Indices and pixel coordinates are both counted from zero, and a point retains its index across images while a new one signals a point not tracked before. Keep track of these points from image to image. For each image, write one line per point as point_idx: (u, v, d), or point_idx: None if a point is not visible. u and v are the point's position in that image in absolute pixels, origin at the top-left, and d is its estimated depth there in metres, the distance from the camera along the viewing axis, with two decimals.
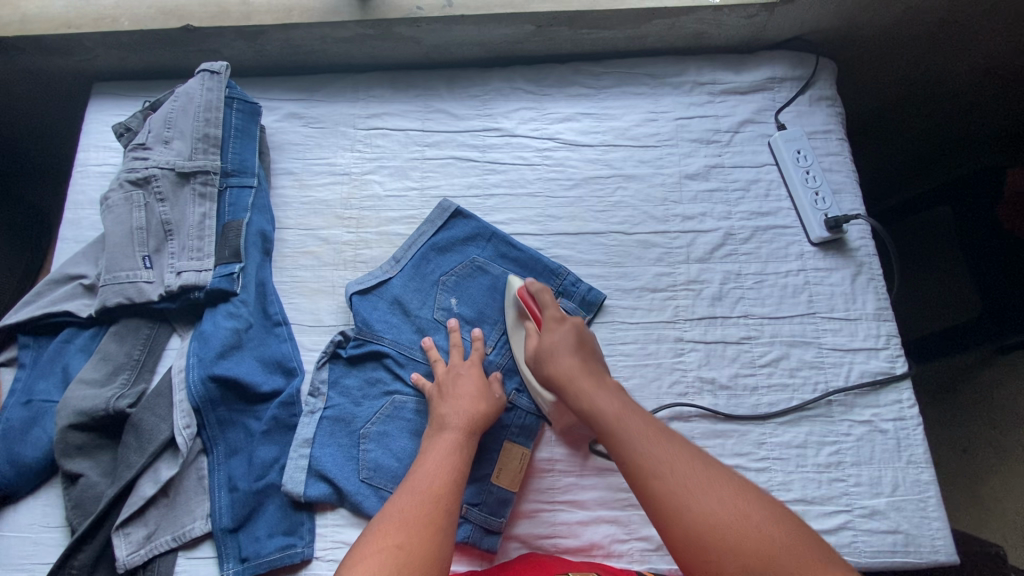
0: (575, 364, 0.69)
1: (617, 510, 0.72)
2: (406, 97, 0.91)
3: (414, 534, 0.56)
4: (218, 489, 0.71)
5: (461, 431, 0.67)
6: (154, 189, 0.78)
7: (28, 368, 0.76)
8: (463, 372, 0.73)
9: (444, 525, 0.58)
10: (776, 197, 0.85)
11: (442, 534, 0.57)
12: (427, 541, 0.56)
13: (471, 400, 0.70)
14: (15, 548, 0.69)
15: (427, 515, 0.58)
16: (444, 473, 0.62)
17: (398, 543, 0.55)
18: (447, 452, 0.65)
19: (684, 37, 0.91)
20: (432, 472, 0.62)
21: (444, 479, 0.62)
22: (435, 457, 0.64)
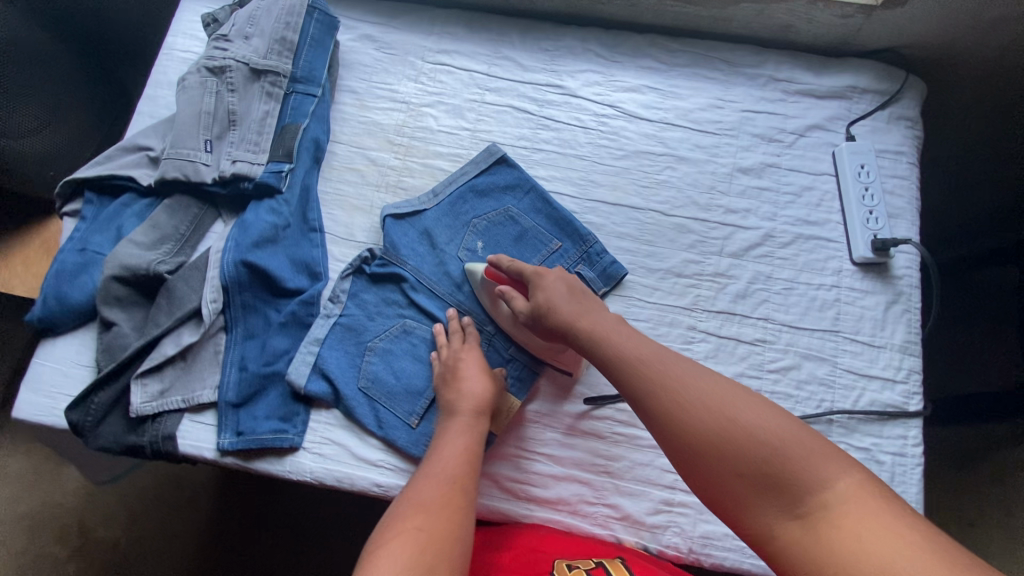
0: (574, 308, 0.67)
1: (590, 474, 0.73)
2: (477, 39, 0.92)
3: (438, 519, 0.56)
4: (229, 365, 0.76)
5: (470, 415, 0.68)
6: (228, 79, 0.82)
7: (88, 221, 0.83)
8: (467, 352, 0.74)
9: (462, 511, 0.58)
10: (827, 208, 0.82)
11: (462, 517, 0.58)
12: (447, 525, 0.56)
13: (477, 381, 0.71)
14: (50, 376, 0.77)
15: (448, 502, 0.58)
16: (461, 460, 0.63)
17: (419, 526, 0.55)
18: (459, 438, 0.66)
19: (770, 28, 0.88)
20: (448, 459, 0.63)
21: (460, 461, 0.63)
22: (449, 443, 0.65)
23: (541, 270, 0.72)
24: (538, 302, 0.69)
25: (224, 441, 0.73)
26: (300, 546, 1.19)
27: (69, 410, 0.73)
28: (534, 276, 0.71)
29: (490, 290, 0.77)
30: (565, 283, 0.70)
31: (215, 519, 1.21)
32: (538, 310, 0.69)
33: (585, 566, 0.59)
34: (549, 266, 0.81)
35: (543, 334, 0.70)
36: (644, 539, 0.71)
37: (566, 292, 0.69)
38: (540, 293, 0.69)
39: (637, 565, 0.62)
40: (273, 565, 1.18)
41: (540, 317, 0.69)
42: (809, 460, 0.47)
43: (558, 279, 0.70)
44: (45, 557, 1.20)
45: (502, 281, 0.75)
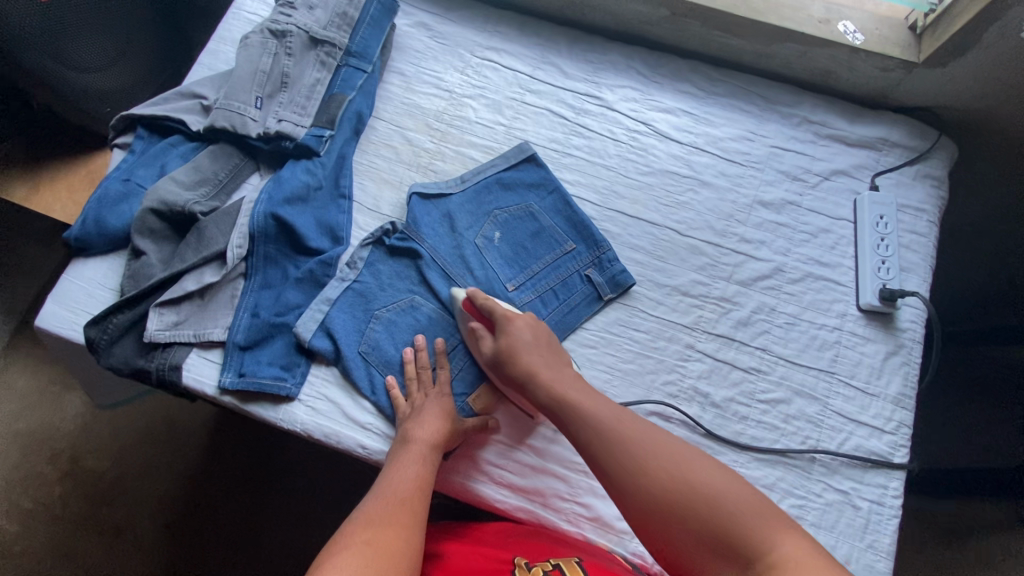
0: (540, 363, 0.69)
1: (568, 471, 0.75)
2: (527, 42, 0.96)
3: (385, 542, 0.58)
4: (243, 310, 0.80)
5: (427, 446, 0.69)
6: (287, 43, 0.86)
7: (136, 155, 0.87)
8: (435, 397, 0.74)
9: (410, 535, 0.60)
10: (841, 252, 0.83)
11: (410, 536, 0.60)
12: (394, 541, 0.58)
13: (439, 422, 0.71)
14: (77, 293, 0.81)
15: (398, 528, 0.60)
16: (415, 490, 0.65)
17: (367, 540, 0.58)
18: (414, 463, 0.68)
19: (811, 71, 0.90)
20: (401, 486, 0.65)
21: (412, 485, 0.66)
22: (404, 471, 0.67)
23: (510, 314, 0.73)
24: (501, 346, 0.72)
25: (226, 380, 0.77)
26: (278, 508, 1.22)
27: (88, 326, 0.77)
28: (502, 319, 0.73)
29: (464, 322, 0.78)
30: (531, 332, 0.72)
31: (199, 468, 1.25)
32: (500, 355, 0.72)
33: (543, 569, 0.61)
34: (560, 265, 0.83)
35: (503, 379, 0.73)
36: (608, 541, 0.72)
37: (531, 339, 0.72)
38: (505, 337, 0.72)
39: (595, 563, 0.64)
40: (248, 522, 1.21)
41: (502, 362, 0.71)
42: (756, 526, 0.51)
43: (530, 326, 0.73)
44: (32, 475, 1.24)
45: (475, 317, 0.76)
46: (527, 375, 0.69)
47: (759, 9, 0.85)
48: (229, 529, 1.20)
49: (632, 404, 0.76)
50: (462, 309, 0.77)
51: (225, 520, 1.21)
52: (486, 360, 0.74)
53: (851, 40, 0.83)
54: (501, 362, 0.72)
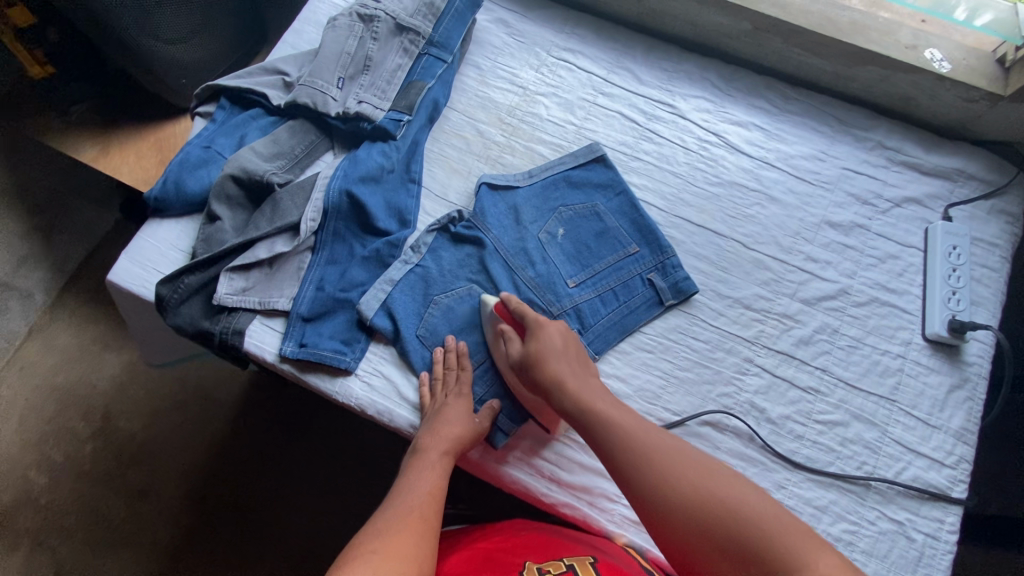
0: (568, 373, 0.68)
1: None
2: (604, 46, 0.97)
3: (400, 539, 0.56)
4: (309, 283, 0.81)
5: (439, 454, 0.69)
6: (373, 28, 0.89)
7: (217, 124, 0.90)
8: (457, 396, 0.74)
9: (424, 536, 0.58)
10: (909, 280, 0.82)
11: (424, 542, 0.57)
12: (407, 547, 0.55)
13: (457, 424, 0.71)
14: (150, 252, 0.84)
15: (411, 525, 0.58)
16: (428, 494, 0.64)
17: (376, 547, 0.55)
18: (428, 474, 0.67)
19: (889, 97, 0.89)
20: (413, 491, 0.64)
21: (426, 495, 0.64)
22: (417, 478, 0.66)
23: (543, 321, 0.73)
24: (531, 350, 0.70)
25: (287, 350, 0.78)
26: (302, 488, 1.22)
27: (161, 284, 0.79)
28: (533, 323, 0.72)
29: (493, 326, 0.78)
30: (562, 339, 0.72)
31: (228, 441, 1.26)
32: (527, 358, 0.70)
33: (554, 571, 0.60)
34: (622, 267, 0.83)
35: (529, 383, 0.71)
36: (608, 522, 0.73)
37: (561, 347, 0.71)
38: (535, 342, 0.71)
39: (609, 564, 0.64)
40: (271, 496, 1.22)
41: (530, 368, 0.70)
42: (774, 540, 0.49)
43: (560, 332, 0.72)
44: (65, 431, 1.27)
45: (506, 320, 0.76)
46: (552, 381, 0.68)
47: (844, 30, 0.84)
48: (252, 504, 1.21)
49: (686, 412, 0.76)
50: (495, 312, 0.77)
51: (248, 495, 1.22)
52: (513, 363, 0.72)
53: (937, 67, 0.82)
54: (528, 366, 0.70)
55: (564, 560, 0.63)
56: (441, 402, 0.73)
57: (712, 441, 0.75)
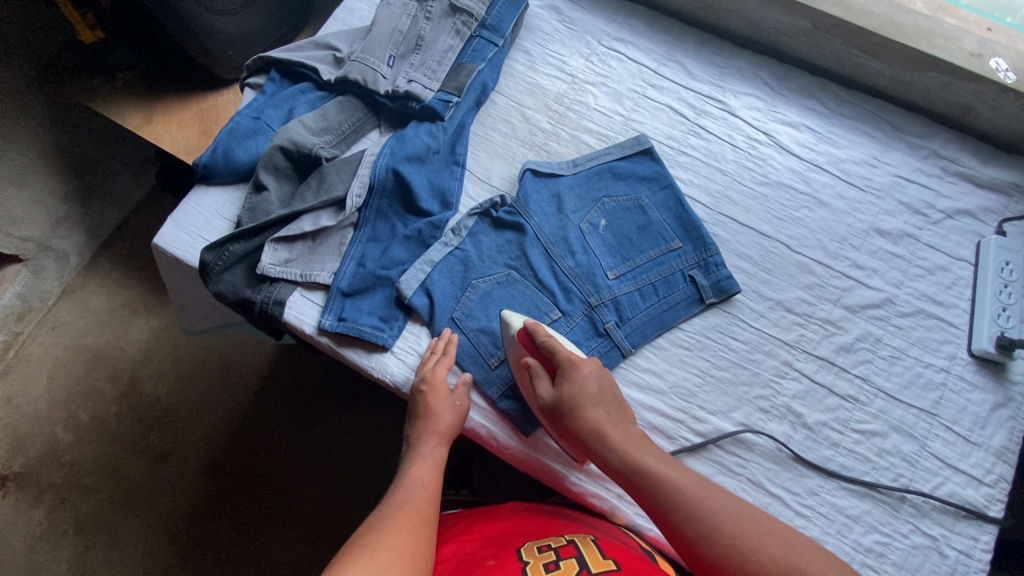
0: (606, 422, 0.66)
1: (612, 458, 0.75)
2: (655, 38, 0.96)
3: (392, 537, 0.57)
4: (351, 258, 0.82)
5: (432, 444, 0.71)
6: (427, 8, 0.88)
7: (267, 95, 0.91)
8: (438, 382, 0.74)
9: (419, 530, 0.59)
10: (957, 293, 0.80)
11: (419, 534, 0.58)
12: (402, 539, 0.57)
13: (443, 413, 0.72)
14: (195, 218, 0.85)
15: (405, 521, 0.59)
16: (423, 491, 0.65)
17: (368, 543, 0.56)
18: (422, 468, 0.68)
19: (949, 105, 0.87)
20: (408, 489, 0.65)
21: (422, 489, 0.65)
22: (411, 475, 0.68)
23: (576, 358, 0.69)
24: (564, 395, 0.68)
25: (326, 323, 0.79)
26: (320, 464, 1.23)
27: (207, 250, 0.80)
28: (566, 363, 0.69)
29: (516, 354, 0.74)
30: (597, 380, 0.69)
31: (251, 410, 1.28)
32: (560, 405, 0.67)
33: (554, 545, 0.61)
34: (664, 261, 0.82)
35: (562, 429, 0.69)
36: (607, 496, 0.73)
37: (597, 391, 0.68)
38: (568, 384, 0.68)
39: (609, 541, 0.65)
40: (289, 469, 1.23)
41: (564, 414, 0.67)
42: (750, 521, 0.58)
43: (594, 370, 0.69)
44: (93, 390, 1.30)
45: (530, 351, 0.73)
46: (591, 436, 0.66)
47: (908, 33, 0.82)
48: (271, 475, 1.23)
49: (721, 412, 0.76)
50: (517, 336, 0.73)
51: (266, 467, 1.24)
52: (543, 405, 0.69)
53: (1002, 78, 0.80)
54: (560, 414, 0.68)
55: (564, 537, 0.64)
56: (423, 399, 0.73)
57: (745, 443, 0.74)
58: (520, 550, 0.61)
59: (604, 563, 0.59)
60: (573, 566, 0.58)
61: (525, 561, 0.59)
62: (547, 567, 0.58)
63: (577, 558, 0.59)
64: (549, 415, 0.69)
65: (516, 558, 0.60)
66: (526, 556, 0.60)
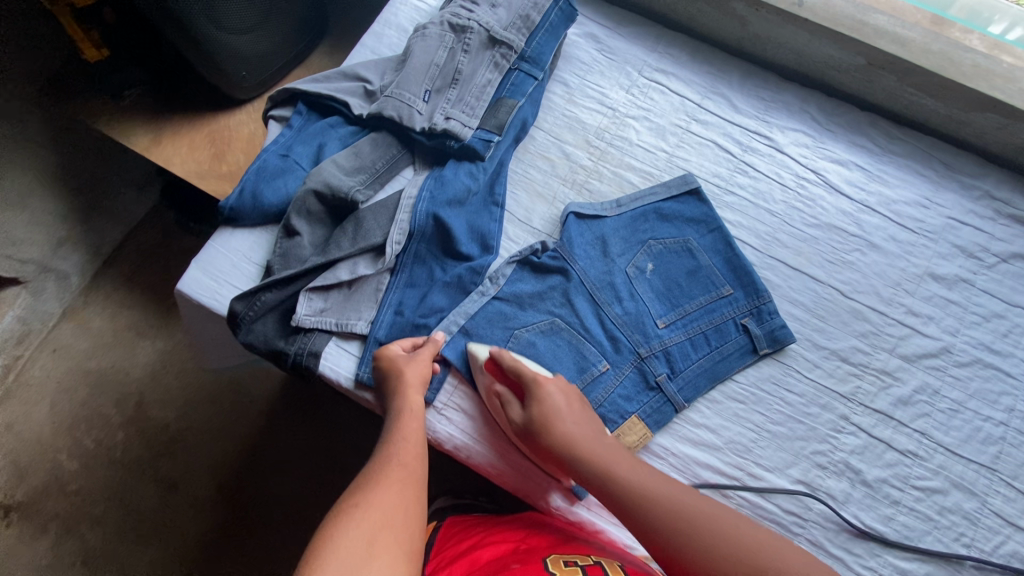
0: (579, 435, 0.65)
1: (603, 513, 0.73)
2: (698, 69, 0.92)
3: (383, 496, 0.55)
4: (388, 306, 0.78)
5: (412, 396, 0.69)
6: (465, 40, 0.84)
7: (294, 130, 0.86)
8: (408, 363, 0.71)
9: (411, 486, 0.58)
10: (1013, 341, 0.78)
11: (411, 494, 0.57)
12: (397, 499, 0.55)
13: (418, 368, 0.71)
14: (220, 261, 0.80)
15: (396, 478, 0.58)
16: (408, 443, 0.63)
17: (357, 502, 0.54)
18: (411, 423, 0.66)
19: (1002, 145, 0.85)
20: (393, 442, 0.63)
21: (413, 446, 0.64)
22: (395, 427, 0.66)
23: (542, 377, 0.69)
24: (535, 415, 0.67)
25: (364, 376, 0.75)
26: (338, 499, 1.18)
27: (237, 300, 0.76)
28: (533, 384, 0.69)
29: (485, 386, 0.73)
30: (564, 397, 0.68)
31: (264, 438, 1.22)
32: (532, 424, 0.67)
33: (581, 563, 0.59)
34: (714, 309, 0.79)
35: (538, 450, 0.68)
36: (598, 520, 0.72)
37: (566, 407, 0.67)
38: (537, 405, 0.67)
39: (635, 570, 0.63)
40: (304, 504, 1.17)
41: (536, 432, 0.67)
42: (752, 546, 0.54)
43: (560, 389, 0.69)
44: (97, 416, 1.24)
45: (499, 379, 0.73)
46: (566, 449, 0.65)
47: (966, 73, 0.81)
48: (286, 504, 1.17)
49: (778, 469, 0.73)
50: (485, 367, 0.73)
51: (279, 502, 1.17)
52: (516, 428, 0.69)
53: None
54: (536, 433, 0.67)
55: (590, 557, 0.62)
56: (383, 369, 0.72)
57: (804, 502, 0.72)
58: (547, 561, 0.59)
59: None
60: None
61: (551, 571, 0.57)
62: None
63: None
64: (524, 437, 0.69)
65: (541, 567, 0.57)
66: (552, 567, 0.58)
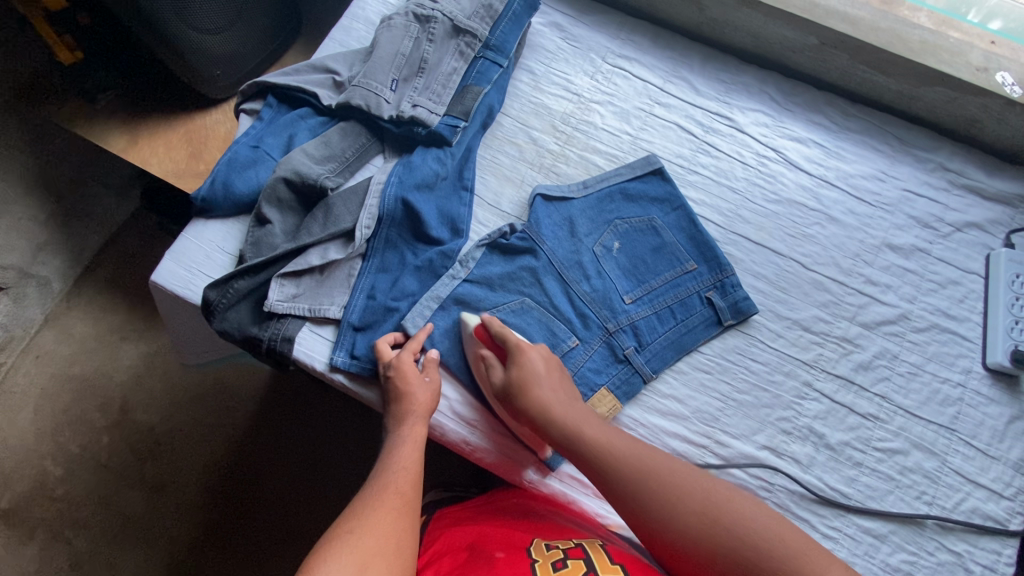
0: (557, 401, 0.66)
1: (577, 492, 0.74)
2: (659, 54, 0.95)
3: (376, 525, 0.54)
4: (360, 291, 0.79)
5: (415, 420, 0.68)
6: (430, 29, 0.86)
7: (264, 122, 0.88)
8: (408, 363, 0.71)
9: (406, 515, 0.57)
10: (969, 306, 0.81)
11: (408, 525, 0.56)
12: (390, 527, 0.54)
13: (422, 390, 0.70)
14: (193, 252, 0.82)
15: (393, 507, 0.57)
16: (408, 470, 0.62)
17: (351, 528, 0.53)
18: (413, 444, 0.65)
19: (954, 119, 0.88)
20: (390, 469, 0.62)
21: (413, 471, 0.62)
22: (394, 455, 0.64)
23: (525, 344, 0.70)
24: (513, 378, 0.68)
25: (338, 360, 0.76)
26: (325, 494, 1.18)
27: (210, 288, 0.77)
28: (515, 349, 0.70)
29: (473, 349, 0.75)
30: (544, 363, 0.70)
31: (249, 437, 1.22)
32: (511, 386, 0.68)
33: (562, 546, 0.59)
34: (680, 284, 0.81)
35: (513, 412, 0.69)
36: (571, 491, 0.74)
37: (545, 373, 0.69)
38: (516, 368, 0.69)
39: (618, 549, 0.62)
40: (293, 500, 1.17)
41: (513, 394, 0.68)
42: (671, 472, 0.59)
43: (542, 357, 0.70)
44: (81, 421, 1.22)
45: (486, 344, 0.74)
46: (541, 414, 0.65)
47: (915, 49, 0.84)
48: (273, 501, 1.17)
49: (744, 436, 0.75)
50: (473, 333, 0.74)
51: (267, 499, 1.17)
52: (496, 390, 0.70)
53: (1008, 92, 0.81)
54: (511, 394, 0.68)
55: (572, 539, 0.62)
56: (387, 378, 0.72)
57: (769, 466, 0.74)
58: (530, 548, 0.59)
59: (613, 569, 0.56)
60: (580, 566, 0.56)
61: (534, 562, 0.57)
62: (555, 565, 0.56)
63: (585, 557, 0.57)
64: (503, 401, 0.70)
65: (525, 556, 0.58)
66: (535, 555, 0.58)
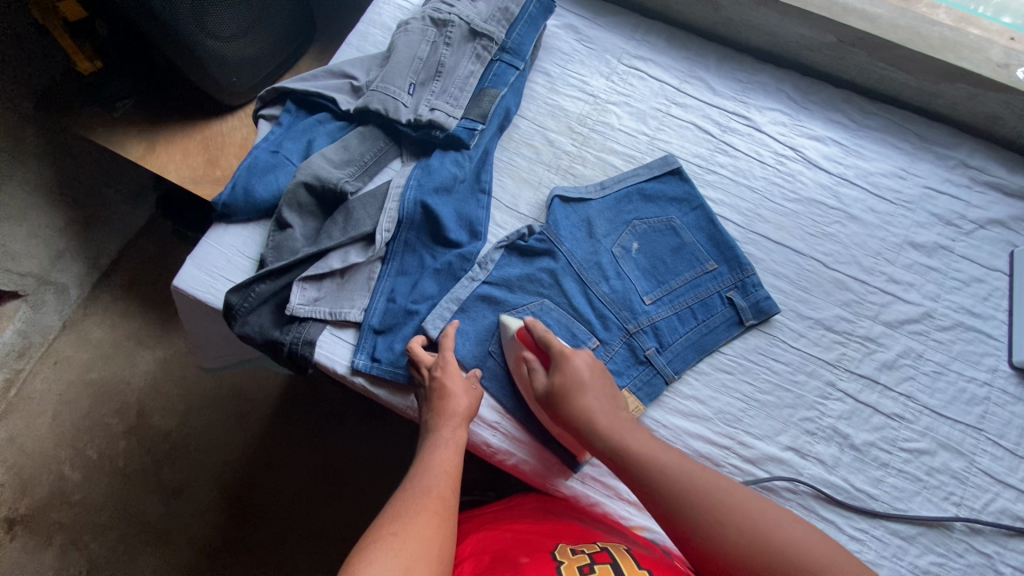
0: (600, 408, 0.66)
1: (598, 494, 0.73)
2: (675, 55, 0.95)
3: (418, 529, 0.54)
4: (380, 293, 0.79)
5: (453, 424, 0.67)
6: (447, 33, 0.87)
7: (283, 128, 0.89)
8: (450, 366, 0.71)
9: (446, 519, 0.56)
10: (994, 304, 0.80)
11: (448, 528, 0.56)
12: (431, 530, 0.54)
13: (461, 395, 0.69)
14: (215, 257, 0.82)
15: (434, 511, 0.56)
16: (446, 475, 0.62)
17: (393, 531, 0.53)
18: (450, 449, 0.65)
19: (975, 115, 0.87)
20: (432, 472, 0.62)
21: (451, 475, 0.62)
22: (431, 459, 0.63)
23: (569, 351, 0.70)
24: (556, 384, 0.68)
25: (359, 362, 0.76)
26: (342, 499, 1.18)
27: (232, 292, 0.78)
28: (558, 355, 0.69)
29: (516, 352, 0.75)
30: (588, 370, 0.69)
31: (265, 441, 1.22)
32: (554, 391, 0.68)
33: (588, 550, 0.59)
34: (700, 284, 0.81)
35: (554, 417, 0.69)
36: (594, 494, 0.74)
37: (590, 379, 0.68)
38: (560, 374, 0.68)
39: (643, 554, 0.62)
40: (310, 505, 1.17)
41: (555, 400, 0.68)
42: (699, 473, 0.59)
43: (587, 363, 0.70)
44: (99, 426, 1.23)
45: (529, 347, 0.74)
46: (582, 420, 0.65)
47: (934, 46, 0.83)
48: (291, 505, 1.17)
49: (768, 436, 0.74)
50: (516, 337, 0.74)
51: (284, 504, 1.17)
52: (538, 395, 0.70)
53: None
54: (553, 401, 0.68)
55: (596, 543, 0.61)
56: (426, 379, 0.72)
57: (794, 466, 0.73)
58: (554, 551, 0.59)
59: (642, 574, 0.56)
60: (607, 570, 0.55)
61: (559, 563, 0.56)
62: (582, 569, 0.55)
63: (612, 561, 0.57)
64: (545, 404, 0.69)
65: (549, 559, 0.57)
66: (559, 557, 0.57)
